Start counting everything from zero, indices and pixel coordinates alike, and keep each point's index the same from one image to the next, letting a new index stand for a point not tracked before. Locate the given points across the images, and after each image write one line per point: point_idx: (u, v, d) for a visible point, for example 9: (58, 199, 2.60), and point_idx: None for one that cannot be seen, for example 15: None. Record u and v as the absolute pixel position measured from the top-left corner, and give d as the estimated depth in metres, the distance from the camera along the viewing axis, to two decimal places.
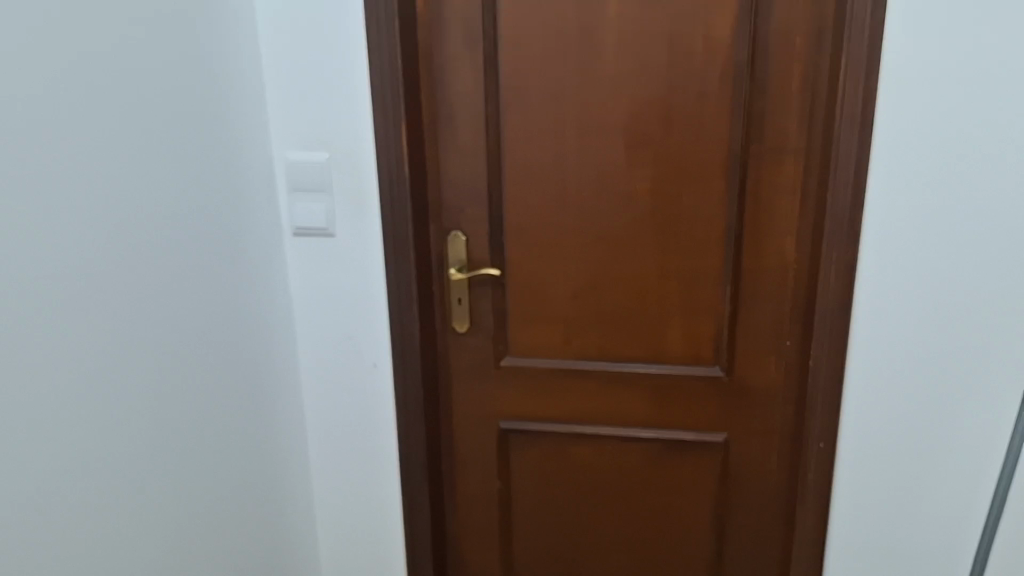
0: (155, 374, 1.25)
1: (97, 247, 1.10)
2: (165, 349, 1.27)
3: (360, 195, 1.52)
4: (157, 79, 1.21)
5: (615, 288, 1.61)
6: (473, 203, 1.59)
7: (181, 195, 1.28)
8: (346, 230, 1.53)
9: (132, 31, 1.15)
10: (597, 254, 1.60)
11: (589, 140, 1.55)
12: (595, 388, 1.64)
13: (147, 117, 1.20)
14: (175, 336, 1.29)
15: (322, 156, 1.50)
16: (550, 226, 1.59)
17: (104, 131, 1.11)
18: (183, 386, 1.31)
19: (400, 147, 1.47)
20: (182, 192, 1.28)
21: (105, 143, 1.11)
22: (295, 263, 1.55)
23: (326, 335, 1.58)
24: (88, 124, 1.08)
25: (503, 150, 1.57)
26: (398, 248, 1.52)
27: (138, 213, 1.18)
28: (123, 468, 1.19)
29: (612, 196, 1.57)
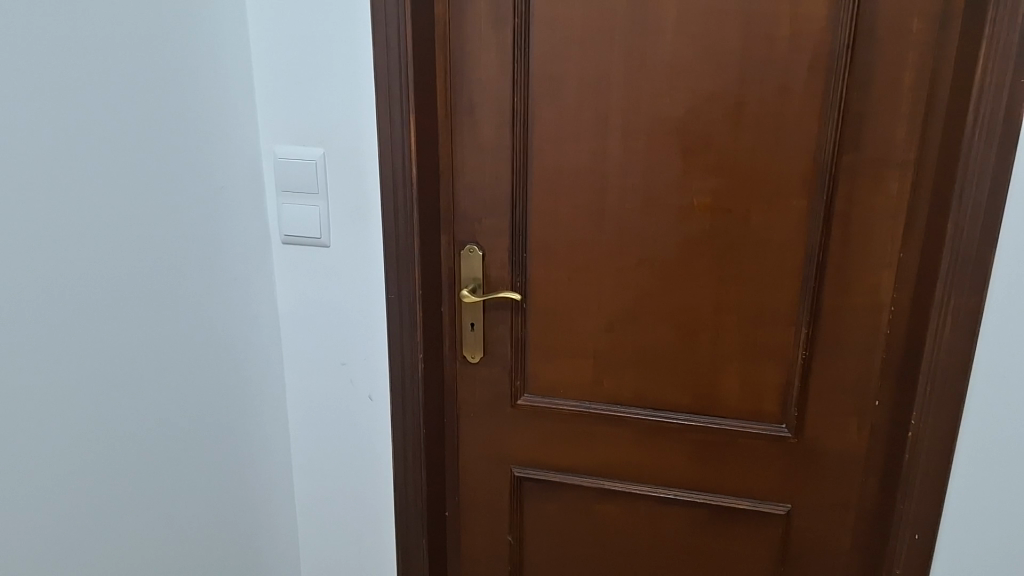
0: (125, 406, 1.07)
1: (37, 274, 0.91)
2: (139, 376, 1.08)
3: (358, 202, 1.28)
4: (125, 67, 1.00)
5: (659, 324, 1.33)
6: (491, 213, 1.34)
7: (153, 205, 1.07)
8: (341, 241, 1.30)
9: (93, 11, 0.94)
10: (639, 282, 1.32)
11: (638, 144, 1.27)
12: (630, 438, 1.37)
13: (116, 110, 1.00)
14: (148, 360, 1.10)
15: (315, 153, 1.27)
16: (581, 244, 1.32)
17: (51, 135, 0.91)
18: (154, 417, 1.12)
19: (407, 147, 1.22)
20: (153, 200, 1.07)
21: (58, 148, 0.92)
22: (283, 274, 1.34)
23: (319, 358, 1.37)
24: (27, 128, 0.88)
25: (532, 152, 1.30)
26: (400, 267, 1.28)
27: (97, 228, 0.98)
28: (82, 514, 1.02)
29: (660, 212, 1.29)
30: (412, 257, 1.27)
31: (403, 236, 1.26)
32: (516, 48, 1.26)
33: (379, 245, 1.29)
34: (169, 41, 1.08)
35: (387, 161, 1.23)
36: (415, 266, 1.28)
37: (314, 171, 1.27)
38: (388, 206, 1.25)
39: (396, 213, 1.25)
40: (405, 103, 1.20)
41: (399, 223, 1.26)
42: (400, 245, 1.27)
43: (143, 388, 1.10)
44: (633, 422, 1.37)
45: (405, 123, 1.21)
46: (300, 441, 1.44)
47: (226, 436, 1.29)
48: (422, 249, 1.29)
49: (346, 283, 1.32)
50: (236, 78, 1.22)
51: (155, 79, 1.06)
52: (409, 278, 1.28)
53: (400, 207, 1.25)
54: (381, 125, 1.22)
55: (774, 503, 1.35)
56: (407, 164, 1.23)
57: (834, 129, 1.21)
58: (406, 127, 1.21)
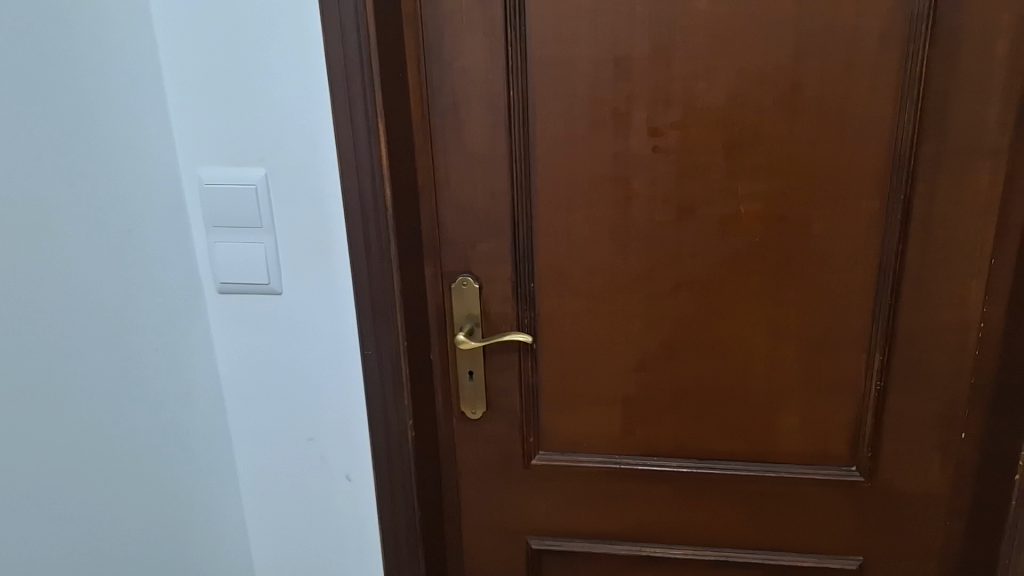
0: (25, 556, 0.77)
1: None
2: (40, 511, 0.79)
3: (319, 234, 0.98)
4: None
5: (702, 358, 1.10)
6: (488, 236, 1.07)
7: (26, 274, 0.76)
8: (298, 286, 1.00)
9: None
10: (676, 311, 1.08)
11: (668, 143, 1.01)
12: (670, 494, 1.15)
13: None
14: (52, 486, 0.80)
15: (257, 174, 0.97)
16: (603, 268, 1.07)
17: None
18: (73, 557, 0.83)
19: (378, 163, 0.93)
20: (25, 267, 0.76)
21: None
22: (224, 332, 1.03)
23: (276, 438, 1.06)
24: None
25: (534, 156, 1.03)
26: (378, 317, 0.99)
27: None
28: None
29: (701, 225, 1.04)
30: (393, 303, 0.99)
31: (379, 278, 0.98)
32: (508, 25, 0.98)
33: (349, 288, 1.00)
34: (20, 35, 0.76)
35: (351, 181, 0.94)
36: (397, 313, 1.00)
37: (256, 197, 0.97)
38: (356, 240, 0.96)
39: (369, 249, 0.97)
40: (371, 104, 0.91)
41: (372, 262, 0.97)
42: (377, 290, 0.98)
43: (50, 512, 0.80)
44: (675, 476, 1.14)
45: (372, 131, 0.92)
46: (262, 539, 1.13)
47: (177, 545, 0.99)
48: (405, 290, 1.01)
49: (308, 339, 1.02)
50: (137, 83, 0.91)
51: (11, 87, 0.74)
52: (391, 329, 1.00)
53: (373, 241, 0.96)
54: (339, 135, 0.93)
55: (843, 556, 1.16)
56: (379, 184, 0.94)
57: (912, 113, 0.97)
58: (374, 136, 0.92)
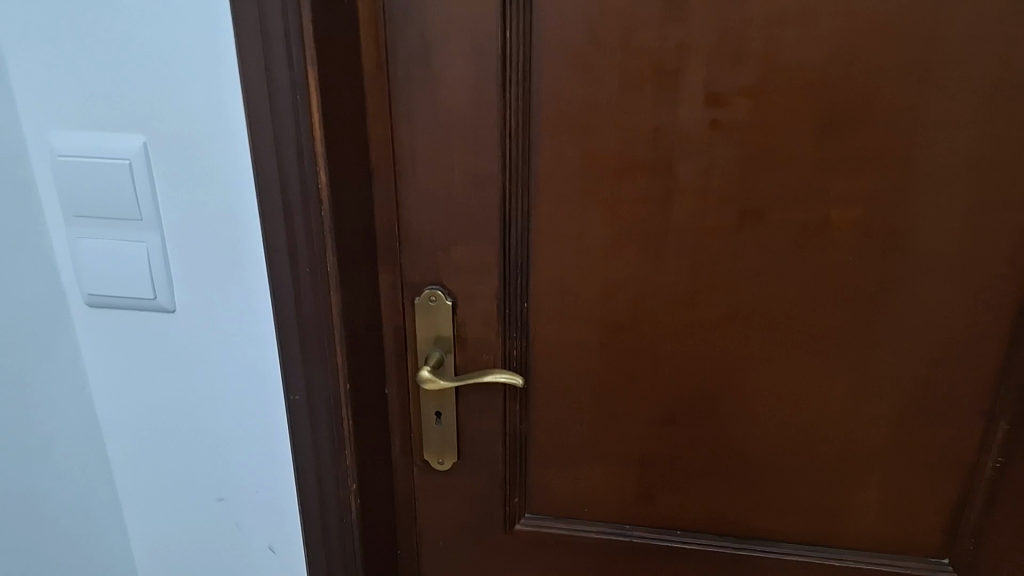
0: None
1: None
2: None
3: (223, 234, 0.69)
4: None
5: (757, 412, 0.81)
6: (468, 238, 0.78)
7: None
8: (196, 303, 0.71)
9: None
10: (726, 348, 0.79)
11: (733, 119, 0.70)
12: (694, 575, 0.89)
13: None
14: None
15: (133, 144, 0.66)
16: (622, 288, 0.78)
17: None
18: None
19: (307, 141, 0.64)
20: None
21: None
22: (101, 358, 0.75)
23: (176, 497, 0.79)
24: None
25: (538, 130, 0.73)
26: (308, 355, 0.71)
27: None
28: None
29: (772, 237, 0.74)
30: (330, 337, 0.71)
31: (309, 303, 0.69)
32: None
33: (268, 309, 0.71)
34: None
35: (267, 165, 0.65)
36: (337, 350, 0.71)
37: (131, 177, 0.67)
38: (276, 249, 0.67)
39: (294, 263, 0.68)
40: (297, 52, 0.61)
41: (298, 280, 0.68)
42: (307, 319, 0.70)
43: None
44: (704, 555, 0.88)
45: (300, 92, 0.62)
46: None
47: None
48: (348, 314, 0.72)
49: (215, 374, 0.74)
50: None
51: None
52: (328, 369, 0.71)
53: (300, 250, 0.67)
54: (247, 95, 0.62)
55: None
56: (310, 170, 0.65)
57: None
58: (301, 100, 0.62)
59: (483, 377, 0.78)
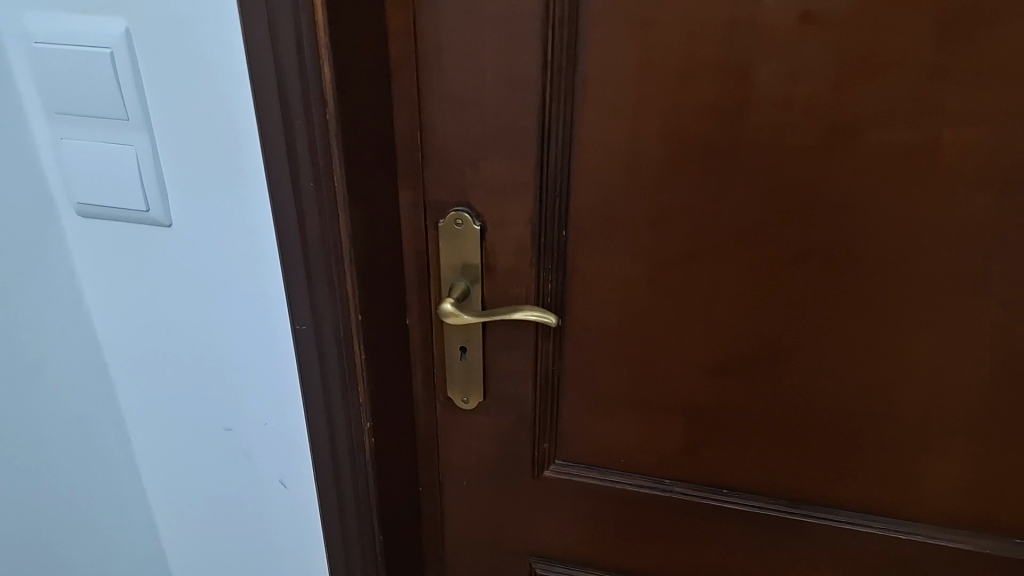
0: None
1: None
2: None
3: (218, 141, 0.60)
4: None
5: (827, 368, 0.70)
6: (499, 152, 0.68)
7: None
8: (192, 217, 0.63)
9: None
10: (797, 292, 0.68)
11: (830, 10, 0.57)
12: (739, 537, 0.81)
13: None
14: None
15: (111, 29, 0.57)
16: (676, 218, 0.67)
17: None
18: None
19: (310, 34, 0.53)
20: None
21: None
22: (96, 271, 0.68)
23: (180, 421, 0.74)
24: None
25: (586, 23, 0.61)
26: (315, 284, 0.63)
27: None
28: None
29: (863, 161, 0.62)
30: (339, 262, 0.62)
31: (315, 227, 0.60)
32: None
33: (269, 229, 0.63)
34: None
35: (263, 61, 0.54)
36: (347, 281, 0.63)
37: (112, 69, 0.58)
38: (275, 163, 0.58)
39: (297, 180, 0.59)
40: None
41: (302, 199, 0.59)
42: (313, 245, 0.61)
43: None
44: (751, 518, 0.79)
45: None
46: (171, 539, 0.84)
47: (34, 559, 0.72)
48: (360, 238, 0.63)
49: (217, 297, 0.67)
50: None
51: None
52: (338, 297, 0.63)
53: (303, 165, 0.58)
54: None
55: None
56: (313, 69, 0.55)
57: None
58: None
59: (514, 313, 0.69)
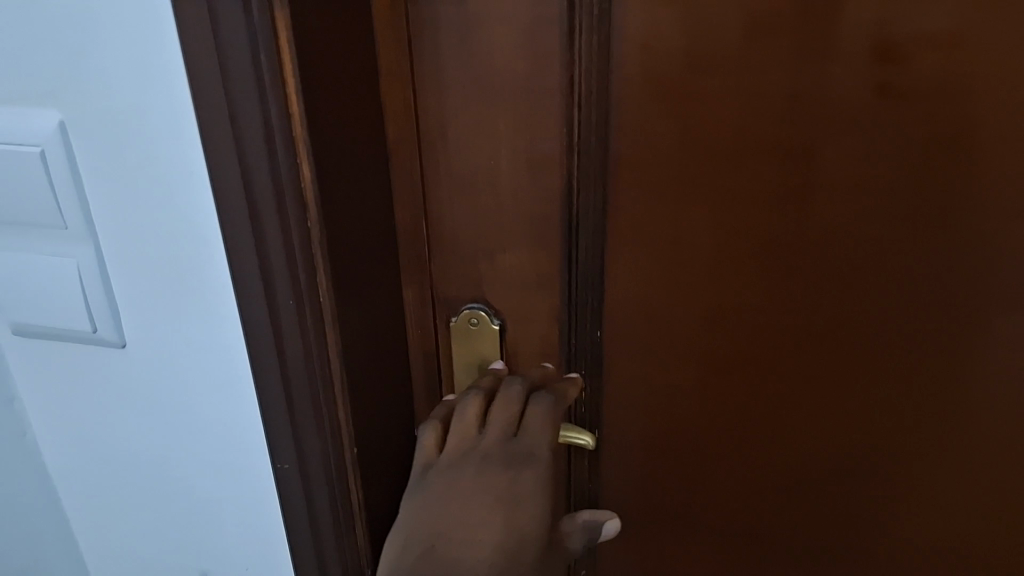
0: None
1: None
2: None
3: (175, 250, 0.49)
4: None
5: (905, 476, 0.61)
6: (519, 250, 0.57)
7: None
8: (149, 338, 0.53)
9: None
10: (872, 397, 0.58)
11: (913, 78, 0.47)
12: None
13: None
14: None
15: (42, 127, 0.47)
16: (729, 316, 0.57)
17: None
18: None
19: (283, 129, 0.43)
20: None
21: None
22: (40, 399, 0.58)
23: (147, 561, 0.63)
24: None
25: (618, 98, 0.51)
26: (299, 417, 0.52)
27: None
28: None
29: (948, 246, 0.52)
30: (329, 392, 0.52)
31: (297, 353, 0.50)
32: None
33: (241, 354, 0.52)
34: None
35: (227, 163, 0.44)
36: (338, 411, 0.52)
37: (47, 173, 0.48)
38: (246, 280, 0.48)
39: (273, 300, 0.48)
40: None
41: (280, 320, 0.49)
42: (295, 373, 0.50)
43: None
44: None
45: (267, 56, 0.41)
46: None
47: None
48: (357, 362, 0.53)
49: (182, 427, 0.56)
50: None
51: None
52: (329, 434, 0.53)
53: (278, 282, 0.47)
54: (191, 59, 0.42)
55: None
56: (289, 170, 0.44)
57: None
58: (269, 68, 0.42)
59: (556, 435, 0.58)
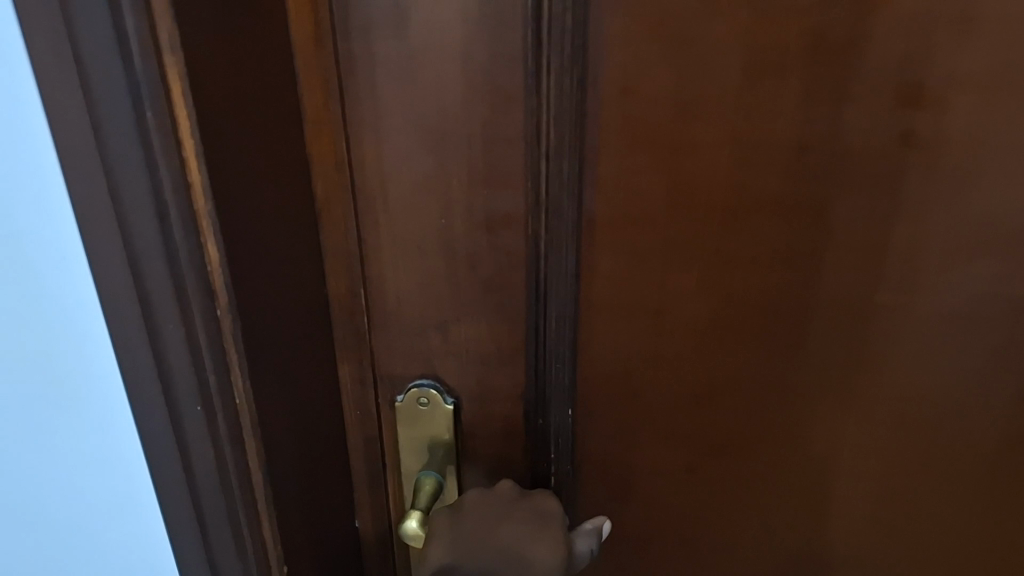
0: None
1: None
2: None
3: (47, 352, 0.37)
4: None
5: (917, 565, 0.53)
6: (479, 321, 0.48)
7: None
8: (14, 454, 0.41)
9: None
10: (887, 483, 0.50)
11: (942, 127, 0.40)
12: None
13: None
14: None
15: None
16: (726, 393, 0.49)
17: None
18: None
19: (180, 205, 0.31)
20: None
21: None
22: None
23: None
24: None
25: (594, 149, 0.42)
26: (217, 557, 0.41)
27: None
28: None
29: (976, 318, 0.45)
30: (254, 525, 0.40)
31: (210, 484, 0.38)
32: None
33: (134, 471, 0.40)
34: None
35: (109, 247, 0.32)
36: (267, 546, 0.41)
37: None
38: (144, 394, 0.36)
39: (177, 420, 0.36)
40: (136, 20, 0.28)
41: (188, 446, 0.37)
42: (208, 507, 0.39)
43: None
44: None
45: (154, 111, 0.29)
46: None
47: None
48: (288, 475, 0.42)
49: (72, 556, 0.44)
50: None
51: None
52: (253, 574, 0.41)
53: (182, 397, 0.36)
54: (51, 110, 0.30)
55: None
56: (189, 257, 0.33)
57: None
58: (158, 128, 0.29)
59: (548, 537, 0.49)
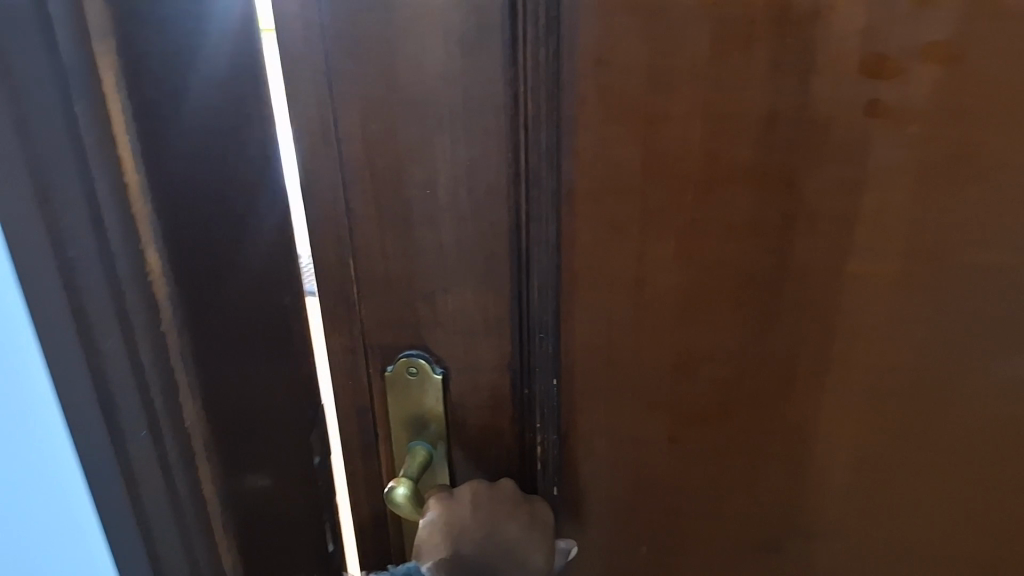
0: None
1: None
2: None
3: None
4: None
5: (895, 539, 0.54)
6: (463, 293, 0.50)
7: None
8: None
9: None
10: (862, 454, 0.51)
11: (906, 97, 0.41)
12: None
13: None
14: None
15: None
16: (703, 362, 0.50)
17: None
18: None
19: (109, 170, 0.31)
20: None
21: None
22: None
23: None
24: None
25: (569, 121, 0.44)
26: (161, 553, 0.39)
27: None
28: None
29: (948, 290, 0.45)
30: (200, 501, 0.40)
31: (151, 468, 0.37)
32: None
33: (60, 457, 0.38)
34: None
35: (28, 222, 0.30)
36: (212, 521, 0.41)
37: None
38: (71, 384, 0.34)
39: (111, 402, 0.35)
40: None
41: (125, 434, 0.35)
42: (152, 494, 0.38)
43: None
44: None
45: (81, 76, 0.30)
46: None
47: None
48: (229, 451, 0.42)
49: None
50: None
51: None
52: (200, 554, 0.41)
53: (117, 379, 0.34)
54: None
55: None
56: (120, 228, 0.32)
57: None
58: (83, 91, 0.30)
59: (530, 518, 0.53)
